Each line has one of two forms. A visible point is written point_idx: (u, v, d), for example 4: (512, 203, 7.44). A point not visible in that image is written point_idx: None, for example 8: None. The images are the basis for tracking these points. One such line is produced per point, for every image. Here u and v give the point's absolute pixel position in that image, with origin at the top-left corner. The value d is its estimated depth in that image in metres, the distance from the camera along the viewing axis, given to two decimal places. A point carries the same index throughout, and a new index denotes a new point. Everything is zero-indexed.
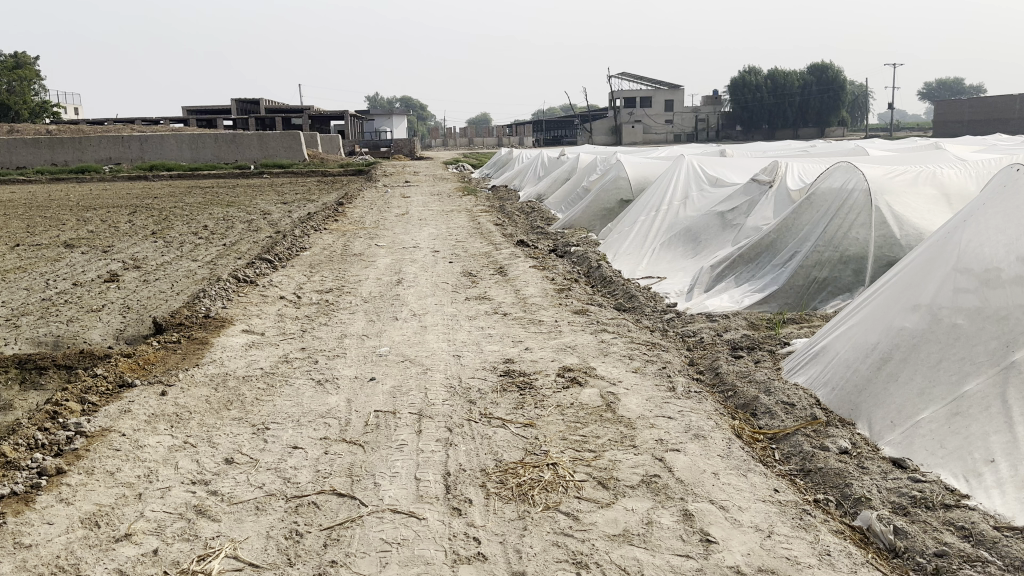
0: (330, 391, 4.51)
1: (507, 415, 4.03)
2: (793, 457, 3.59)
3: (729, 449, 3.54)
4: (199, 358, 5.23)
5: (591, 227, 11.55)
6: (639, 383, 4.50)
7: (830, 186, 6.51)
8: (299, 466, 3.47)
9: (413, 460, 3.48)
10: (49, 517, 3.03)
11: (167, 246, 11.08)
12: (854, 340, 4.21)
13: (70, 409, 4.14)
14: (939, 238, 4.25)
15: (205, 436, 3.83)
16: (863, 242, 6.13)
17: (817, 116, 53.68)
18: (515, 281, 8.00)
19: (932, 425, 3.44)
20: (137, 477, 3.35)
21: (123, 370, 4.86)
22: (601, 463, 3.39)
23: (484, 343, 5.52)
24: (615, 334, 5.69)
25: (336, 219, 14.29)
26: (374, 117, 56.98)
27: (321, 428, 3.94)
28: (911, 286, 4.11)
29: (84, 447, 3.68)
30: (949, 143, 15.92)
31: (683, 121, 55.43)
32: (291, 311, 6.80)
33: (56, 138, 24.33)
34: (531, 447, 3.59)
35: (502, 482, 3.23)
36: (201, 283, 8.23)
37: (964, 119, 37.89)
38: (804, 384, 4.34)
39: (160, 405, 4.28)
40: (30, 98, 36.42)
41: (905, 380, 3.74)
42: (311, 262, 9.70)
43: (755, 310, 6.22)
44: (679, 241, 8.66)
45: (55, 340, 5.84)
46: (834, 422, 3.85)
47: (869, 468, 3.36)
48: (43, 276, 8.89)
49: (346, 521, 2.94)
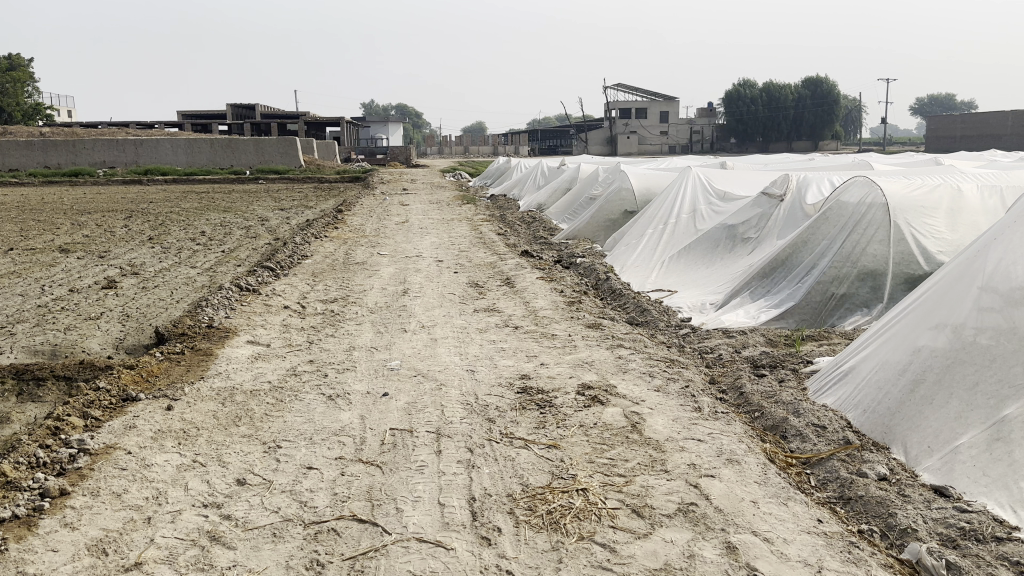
0: (343, 407, 4.35)
1: (529, 435, 3.88)
2: (830, 483, 3.45)
3: (765, 475, 3.40)
4: (203, 370, 5.07)
5: (595, 237, 11.41)
6: (663, 402, 4.35)
7: (848, 199, 6.40)
8: (314, 489, 3.31)
9: (435, 483, 3.32)
10: (54, 543, 2.86)
11: (165, 252, 10.89)
12: (884, 360, 4.06)
13: (72, 425, 3.96)
14: (967, 255, 4.12)
15: (214, 454, 3.67)
16: (882, 258, 6.03)
17: (811, 129, 53.76)
18: (523, 293, 7.85)
19: (973, 451, 3.31)
20: (145, 499, 3.19)
21: (126, 382, 4.69)
22: (633, 489, 3.24)
23: (498, 357, 5.37)
24: (632, 350, 5.55)
25: (335, 226, 14.12)
26: (370, 124, 57.01)
27: (335, 447, 3.77)
28: (940, 303, 3.98)
29: (88, 465, 3.52)
30: (951, 158, 15.90)
31: (677, 134, 54.97)
32: (296, 321, 6.63)
33: (51, 140, 24.10)
34: (557, 470, 3.43)
35: (531, 509, 3.07)
36: (201, 290, 8.06)
37: (956, 134, 38.00)
38: (834, 405, 4.18)
39: (166, 420, 4.10)
40: (24, 100, 36.16)
41: (940, 404, 3.61)
42: (313, 270, 9.51)
43: (771, 326, 6.08)
44: (689, 255, 8.53)
45: (53, 349, 5.67)
46: (869, 446, 3.71)
47: (911, 496, 3.21)
48: (38, 282, 8.70)
49: (369, 551, 2.78)
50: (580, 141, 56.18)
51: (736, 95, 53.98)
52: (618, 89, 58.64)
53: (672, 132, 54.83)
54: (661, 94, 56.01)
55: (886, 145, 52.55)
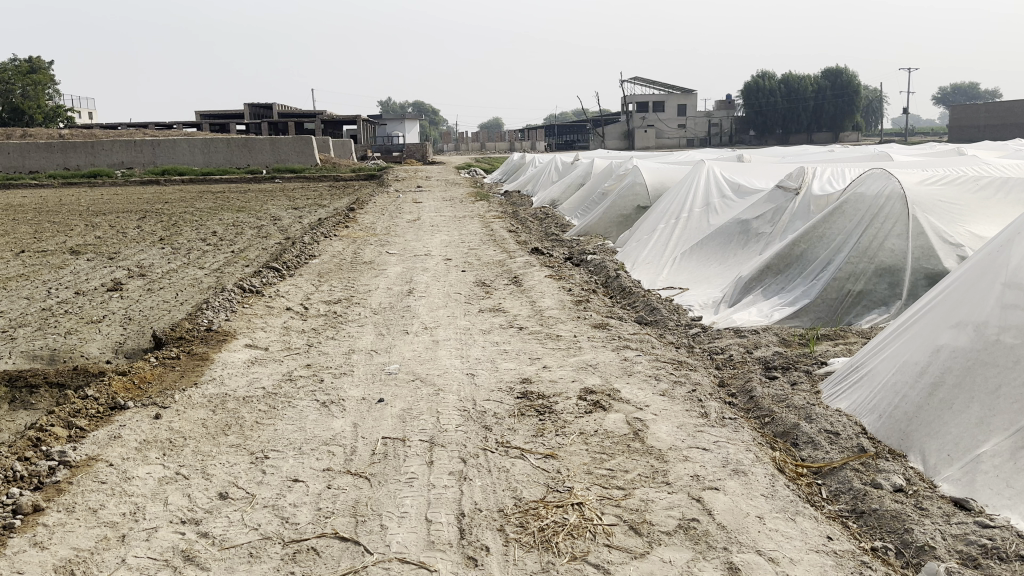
0: (336, 415, 4.21)
1: (526, 444, 3.70)
2: (842, 495, 3.25)
3: (773, 487, 3.21)
4: (197, 376, 4.95)
5: (607, 234, 11.21)
6: (669, 408, 4.17)
7: (865, 193, 6.16)
8: (298, 504, 3.16)
9: (424, 497, 3.16)
10: (20, 565, 2.75)
11: (174, 253, 10.83)
12: (902, 362, 3.83)
13: (55, 436, 3.86)
14: (988, 251, 3.89)
15: (199, 466, 3.54)
16: (900, 253, 5.78)
17: (832, 121, 52.91)
18: (530, 292, 7.66)
19: (996, 461, 3.09)
20: (122, 516, 3.07)
21: (117, 390, 4.58)
22: (631, 503, 3.06)
23: (500, 360, 5.20)
24: (638, 351, 5.36)
25: (346, 225, 14.01)
26: (386, 123, 56.91)
27: (324, 458, 3.63)
28: (961, 300, 3.75)
29: (66, 479, 3.42)
30: (976, 149, 15.48)
31: (695, 126, 54.35)
32: (297, 324, 6.51)
33: (69, 141, 24.25)
34: (553, 483, 3.26)
35: (522, 526, 2.91)
36: (205, 292, 7.97)
37: (981, 124, 37.07)
38: (848, 410, 3.96)
39: (152, 430, 3.99)
40: (44, 102, 36.52)
41: (960, 409, 3.39)
42: (320, 271, 9.39)
43: (785, 324, 5.86)
44: (700, 251, 8.31)
45: (51, 354, 5.58)
46: (885, 454, 3.49)
47: (929, 509, 3.00)
48: (45, 285, 8.67)
49: (347, 572, 2.64)
50: (595, 135, 55.83)
51: (755, 87, 53.40)
52: (634, 84, 58.11)
53: (689, 124, 54.10)
54: (678, 87, 55.40)
55: (907, 137, 51.71)
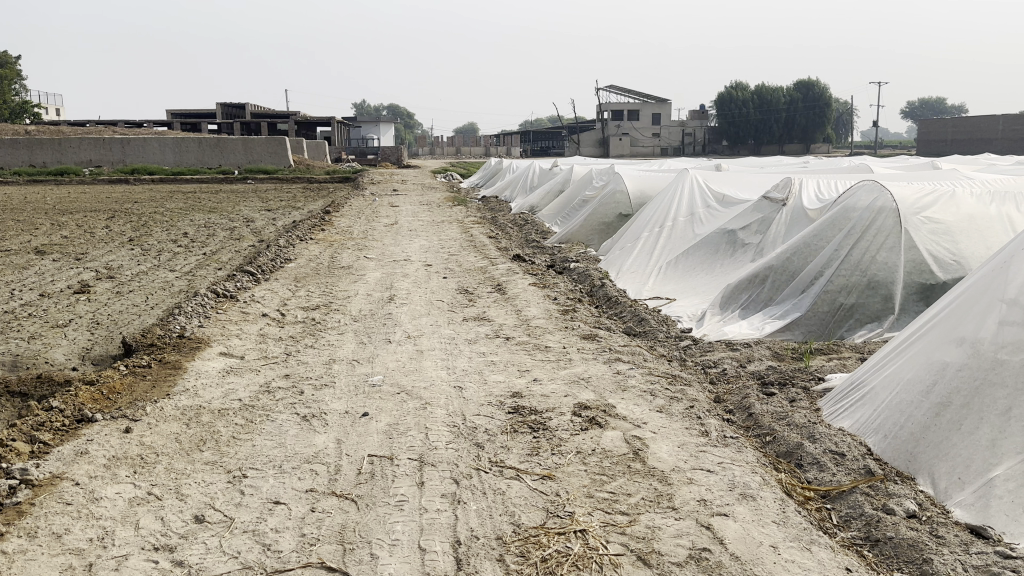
0: (318, 430, 3.99)
1: (521, 463, 3.52)
2: (854, 521, 3.12)
3: (784, 514, 3.07)
4: (170, 386, 4.68)
5: (588, 242, 11.07)
6: (667, 426, 4.01)
7: (856, 205, 6.00)
8: (280, 529, 2.94)
9: (415, 523, 2.97)
10: None
11: (143, 255, 10.44)
12: (905, 380, 3.71)
13: (16, 452, 3.60)
14: (990, 266, 3.78)
15: (172, 486, 3.30)
16: (892, 267, 5.72)
17: (804, 133, 53.65)
18: (514, 301, 7.48)
19: (1010, 485, 2.98)
20: (88, 542, 2.83)
21: (83, 402, 4.31)
22: (638, 531, 2.90)
23: (488, 372, 5.02)
24: (631, 364, 5.21)
25: (322, 228, 13.68)
26: (361, 125, 56.49)
27: (307, 477, 3.41)
28: (965, 318, 3.64)
29: (29, 500, 3.17)
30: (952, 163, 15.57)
31: (671, 134, 55.47)
32: (274, 331, 6.26)
33: (35, 139, 23.57)
34: (552, 507, 3.09)
35: (524, 556, 2.73)
36: (177, 296, 7.65)
37: (949, 138, 37.75)
38: (851, 430, 3.83)
39: (123, 445, 3.74)
40: (10, 97, 35.51)
41: (969, 430, 3.28)
42: (296, 275, 9.10)
43: (778, 338, 5.75)
44: (687, 260, 8.20)
45: (12, 360, 5.27)
46: (893, 477, 3.38)
47: (946, 538, 2.88)
48: (8, 286, 8.28)
49: None
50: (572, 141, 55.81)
51: (728, 99, 53.50)
52: (610, 92, 58.43)
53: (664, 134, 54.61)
54: (654, 96, 55.77)
55: (877, 150, 52.56)
